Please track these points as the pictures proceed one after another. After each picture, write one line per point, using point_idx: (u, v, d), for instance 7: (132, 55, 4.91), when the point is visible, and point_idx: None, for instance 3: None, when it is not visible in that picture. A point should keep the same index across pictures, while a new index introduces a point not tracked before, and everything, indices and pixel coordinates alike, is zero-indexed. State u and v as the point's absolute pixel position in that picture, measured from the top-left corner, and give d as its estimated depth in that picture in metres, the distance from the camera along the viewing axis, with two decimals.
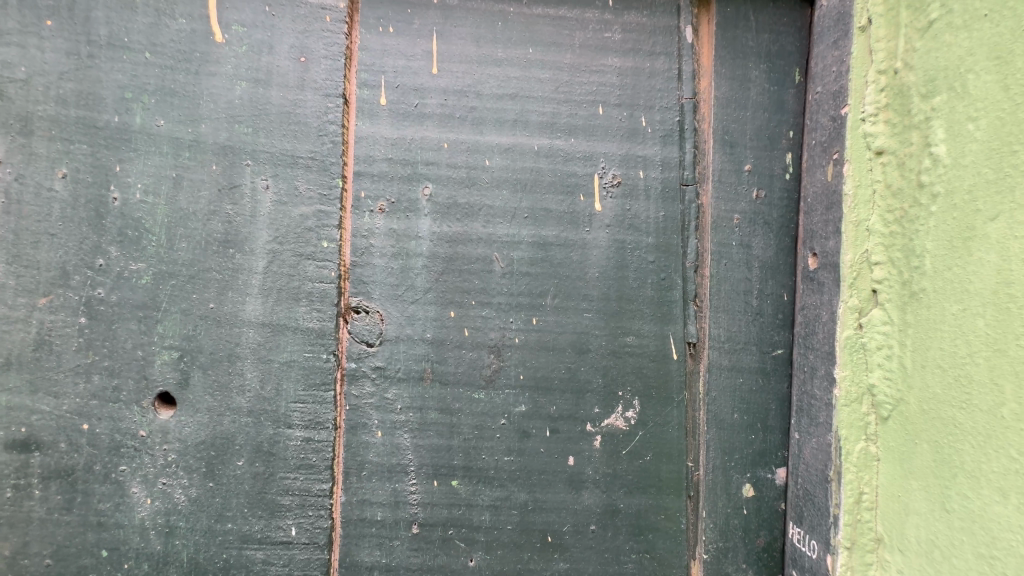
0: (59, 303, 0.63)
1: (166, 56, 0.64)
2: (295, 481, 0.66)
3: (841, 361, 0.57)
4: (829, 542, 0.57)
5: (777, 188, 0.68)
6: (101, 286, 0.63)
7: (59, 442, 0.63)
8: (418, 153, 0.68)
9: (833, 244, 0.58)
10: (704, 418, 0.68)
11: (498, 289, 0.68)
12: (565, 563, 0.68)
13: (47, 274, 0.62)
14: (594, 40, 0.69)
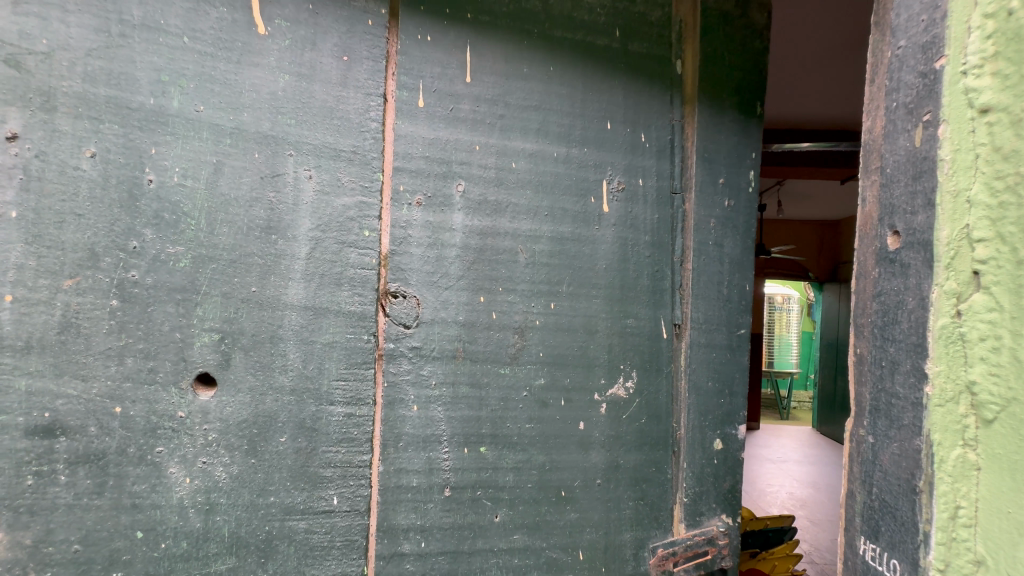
0: (86, 284, 0.59)
1: (205, 44, 0.62)
2: (337, 454, 0.67)
3: (931, 355, 0.47)
4: (914, 565, 0.48)
5: (741, 199, 0.84)
6: (135, 268, 0.61)
7: (87, 426, 0.60)
8: (452, 153, 0.71)
9: (922, 219, 0.48)
10: (685, 386, 0.81)
11: (522, 277, 0.73)
12: (575, 513, 0.76)
13: (73, 255, 0.59)
14: (603, 65, 0.78)
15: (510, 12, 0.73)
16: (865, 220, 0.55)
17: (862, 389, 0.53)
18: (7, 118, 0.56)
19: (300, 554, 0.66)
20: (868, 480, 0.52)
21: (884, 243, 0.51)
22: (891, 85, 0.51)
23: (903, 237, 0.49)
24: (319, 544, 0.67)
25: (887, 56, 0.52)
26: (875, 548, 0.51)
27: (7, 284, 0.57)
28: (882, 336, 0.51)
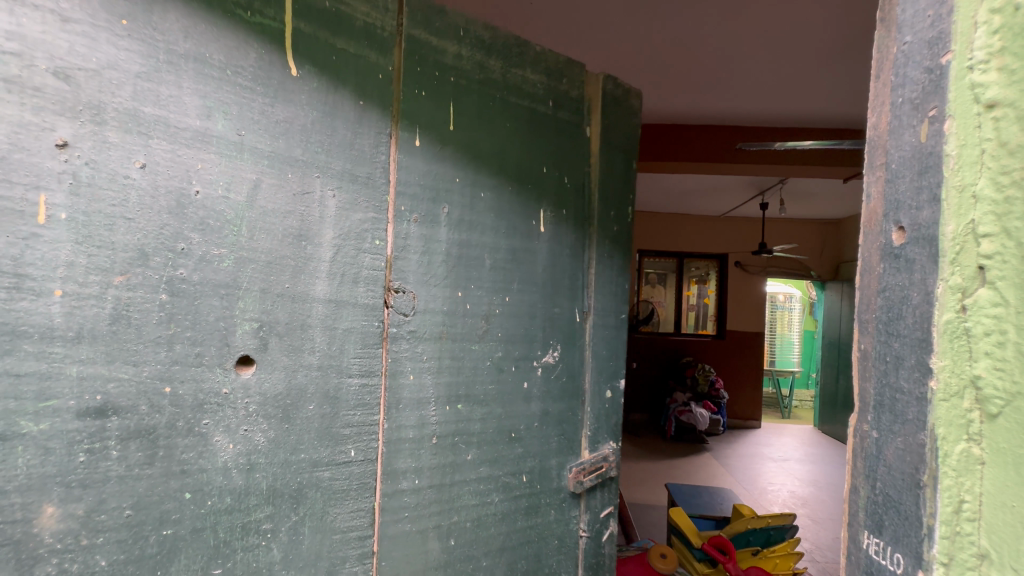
0: (137, 280, 0.64)
1: (247, 80, 0.70)
2: (355, 416, 0.81)
3: (936, 350, 0.46)
4: (919, 559, 0.47)
5: (623, 226, 1.23)
6: (182, 266, 0.67)
7: (138, 405, 0.64)
8: (441, 183, 0.90)
9: (928, 214, 0.47)
10: (589, 353, 1.17)
11: (486, 277, 0.97)
12: (521, 447, 1.04)
13: (124, 254, 0.63)
14: (542, 123, 1.06)
15: (479, 79, 0.96)
16: (867, 217, 0.55)
17: (867, 384, 0.53)
18: (55, 127, 0.59)
19: (325, 498, 0.79)
20: (875, 475, 0.52)
21: (891, 238, 0.50)
22: (898, 80, 0.50)
23: (909, 233, 0.48)
24: (340, 487, 0.80)
25: (890, 54, 0.52)
26: (879, 543, 0.51)
27: (56, 279, 0.60)
28: (887, 332, 0.51)
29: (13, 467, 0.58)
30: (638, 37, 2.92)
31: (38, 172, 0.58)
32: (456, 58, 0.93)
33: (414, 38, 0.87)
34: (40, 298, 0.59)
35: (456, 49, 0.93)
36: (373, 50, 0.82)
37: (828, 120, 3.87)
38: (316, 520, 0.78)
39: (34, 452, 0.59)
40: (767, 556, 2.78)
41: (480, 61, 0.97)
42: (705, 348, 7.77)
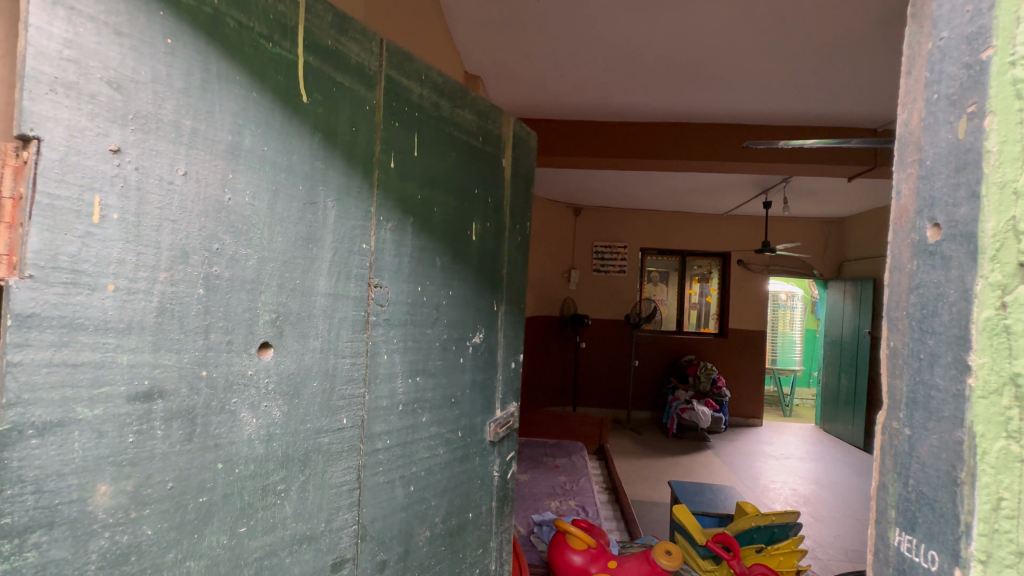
0: (179, 275, 0.67)
1: (265, 103, 0.77)
2: (347, 390, 0.93)
3: (975, 346, 0.46)
4: (955, 556, 0.47)
5: (523, 236, 1.53)
6: (217, 263, 0.72)
7: (181, 388, 0.68)
8: (410, 195, 1.05)
9: (967, 211, 0.47)
10: (505, 336, 1.43)
11: (437, 272, 1.14)
12: (460, 414, 1.25)
13: (167, 253, 0.66)
14: (477, 149, 1.28)
15: (433, 115, 1.13)
16: (899, 214, 0.54)
17: (897, 381, 0.53)
18: (109, 132, 0.61)
19: (324, 460, 0.89)
20: (907, 472, 0.52)
21: (925, 235, 0.50)
22: (934, 76, 0.50)
23: (945, 230, 0.48)
24: (335, 450, 0.91)
25: (925, 51, 0.52)
26: (910, 539, 0.51)
27: (109, 275, 0.61)
28: (920, 330, 0.50)
29: (69, 453, 0.59)
30: (644, 38, 2.92)
31: (92, 174, 0.60)
32: (420, 96, 1.09)
33: (390, 77, 1.01)
34: (93, 292, 0.60)
35: (419, 88, 1.09)
36: (360, 85, 0.94)
37: (828, 120, 3.88)
38: (317, 479, 0.88)
39: (86, 436, 0.60)
40: (771, 553, 2.77)
41: (435, 100, 1.14)
42: (707, 346, 7.78)
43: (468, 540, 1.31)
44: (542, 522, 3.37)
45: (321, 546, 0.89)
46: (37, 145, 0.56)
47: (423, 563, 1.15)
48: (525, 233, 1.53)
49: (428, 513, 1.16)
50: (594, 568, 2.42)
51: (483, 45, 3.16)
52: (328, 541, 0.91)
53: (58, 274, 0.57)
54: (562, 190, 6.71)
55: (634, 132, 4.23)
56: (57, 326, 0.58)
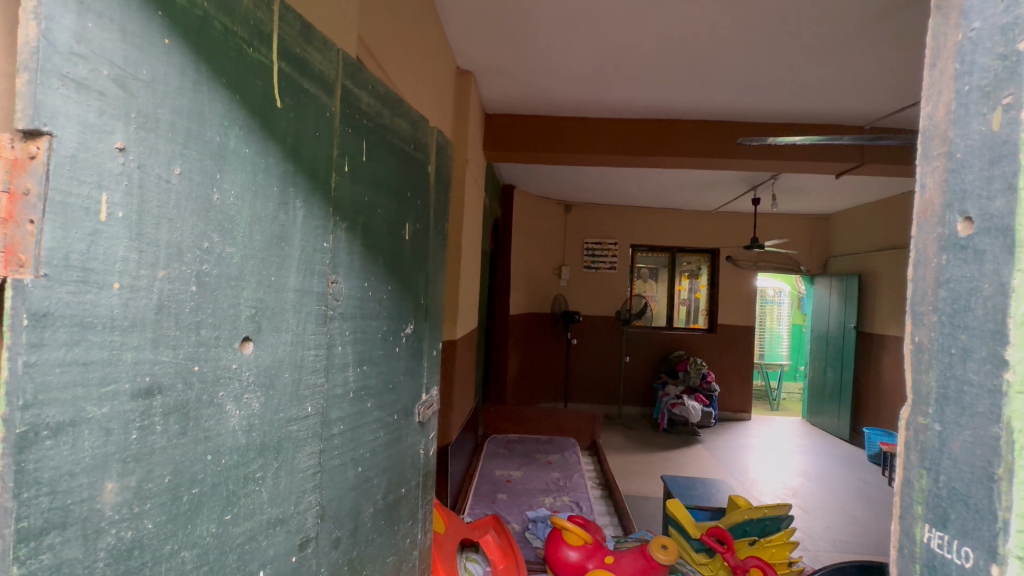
0: (176, 272, 0.65)
1: (247, 109, 0.75)
2: (313, 379, 0.94)
3: (1013, 341, 0.41)
4: (989, 551, 0.42)
5: (442, 233, 1.62)
6: (207, 261, 0.69)
7: (177, 383, 0.66)
8: (360, 195, 1.09)
9: (1003, 204, 0.42)
10: (429, 326, 1.53)
11: (379, 264, 1.18)
12: (397, 402, 1.30)
13: (166, 251, 0.63)
14: (410, 151, 1.33)
15: (377, 125, 1.17)
16: (921, 211, 0.49)
17: (922, 376, 0.47)
18: (114, 130, 0.57)
19: (293, 446, 0.90)
20: (933, 466, 0.46)
21: (955, 229, 0.45)
22: (963, 66, 0.45)
23: (976, 224, 0.43)
24: (301, 436, 0.92)
25: (948, 46, 0.46)
26: (940, 534, 0.46)
27: (115, 273, 0.57)
28: (941, 324, 0.46)
29: (80, 452, 0.55)
30: (639, 34, 2.91)
31: (101, 172, 0.55)
32: (368, 105, 1.12)
33: (345, 85, 1.03)
34: (102, 290, 0.56)
35: (368, 99, 1.12)
36: (323, 93, 0.95)
37: (817, 117, 3.91)
38: (288, 465, 0.89)
39: (96, 434, 0.57)
40: (764, 546, 2.84)
41: (379, 110, 1.17)
42: (697, 342, 7.85)
43: (402, 513, 1.37)
44: (537, 518, 3.36)
45: (291, 529, 0.90)
46: (49, 141, 0.51)
47: (366, 539, 1.18)
48: (442, 231, 1.63)
49: (371, 489, 1.19)
50: (591, 564, 2.43)
51: (476, 40, 3.13)
52: (297, 523, 0.92)
53: (69, 273, 0.53)
54: (553, 187, 6.73)
55: (625, 129, 4.23)
56: (70, 326, 0.53)
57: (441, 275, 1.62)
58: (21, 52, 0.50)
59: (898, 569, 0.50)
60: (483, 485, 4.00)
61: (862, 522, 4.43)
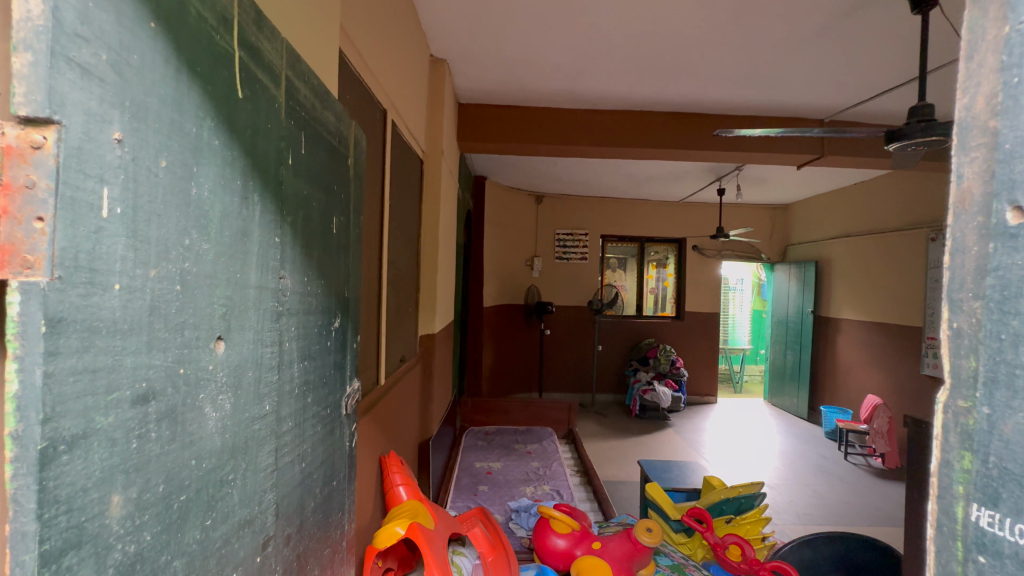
0: (165, 271, 0.56)
1: (214, 103, 0.65)
2: (270, 377, 0.81)
3: None
4: None
5: (360, 217, 1.39)
6: (188, 259, 0.60)
7: (168, 388, 0.57)
8: (302, 176, 0.92)
9: None
10: (354, 323, 1.30)
11: (316, 246, 1.01)
12: (332, 406, 1.12)
13: (157, 249, 0.55)
14: (338, 129, 1.14)
15: (313, 116, 0.99)
16: (956, 201, 0.48)
17: (960, 360, 0.46)
18: (112, 119, 0.49)
19: (258, 449, 0.77)
20: (988, 448, 0.44)
21: (1009, 217, 0.42)
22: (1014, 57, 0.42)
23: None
24: (263, 438, 0.79)
25: (989, 37, 0.45)
26: (994, 515, 0.43)
27: (116, 273, 0.49)
28: (974, 309, 0.45)
29: (91, 465, 0.47)
30: (616, 26, 2.92)
31: (102, 166, 0.48)
32: (307, 98, 0.95)
33: (289, 77, 0.87)
34: (106, 292, 0.48)
35: (305, 88, 0.94)
36: (271, 83, 0.80)
37: (780, 110, 4.06)
38: (253, 464, 0.76)
39: (103, 447, 0.49)
40: (739, 523, 2.97)
41: (314, 102, 0.99)
42: (666, 329, 8.08)
43: (335, 508, 1.15)
44: (520, 508, 3.39)
45: (256, 529, 0.77)
46: (59, 130, 0.44)
47: (309, 537, 0.99)
48: (360, 216, 1.39)
49: (313, 484, 1.00)
50: (579, 551, 2.47)
51: (449, 28, 3.06)
52: (260, 524, 0.78)
53: (77, 275, 0.45)
54: (525, 179, 6.74)
55: (599, 120, 4.25)
56: (80, 331, 0.46)
57: (359, 269, 1.38)
58: (17, 28, 0.42)
59: (934, 544, 0.48)
60: (464, 478, 3.99)
61: (821, 494, 4.72)
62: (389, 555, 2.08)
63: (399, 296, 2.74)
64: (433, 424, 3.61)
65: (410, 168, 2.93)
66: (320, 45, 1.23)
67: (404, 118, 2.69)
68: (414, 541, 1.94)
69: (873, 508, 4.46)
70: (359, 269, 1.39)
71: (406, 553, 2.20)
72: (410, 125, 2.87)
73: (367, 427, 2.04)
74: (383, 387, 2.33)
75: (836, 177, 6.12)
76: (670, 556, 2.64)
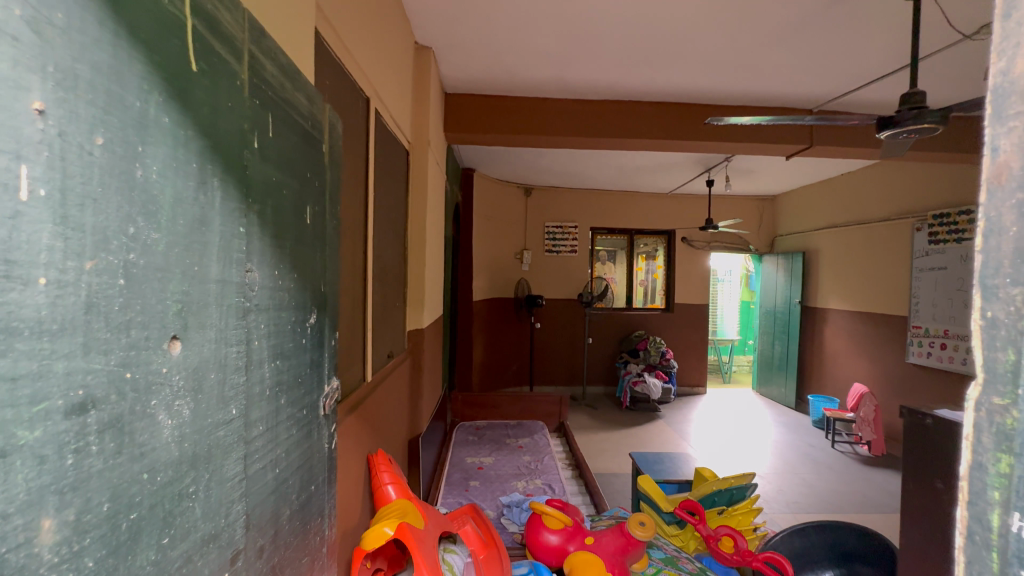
0: (104, 263, 0.49)
1: (163, 76, 0.57)
2: (236, 379, 0.74)
3: None
4: None
5: (338, 208, 1.32)
6: (133, 250, 0.53)
7: (112, 395, 0.51)
8: (269, 162, 0.85)
9: None
10: (333, 319, 1.24)
11: (287, 238, 0.93)
12: (308, 407, 1.05)
13: (93, 237, 0.48)
14: (310, 112, 1.06)
15: (281, 97, 0.91)
16: (991, 175, 0.43)
17: (995, 354, 0.41)
18: (30, 87, 0.42)
19: (223, 458, 0.71)
20: None
21: None
22: None
23: None
24: (229, 444, 0.72)
25: None
26: None
27: (41, 265, 0.43)
28: (1015, 297, 0.40)
29: (13, 488, 0.41)
30: (605, 13, 2.86)
31: (19, 140, 0.41)
32: (274, 77, 0.87)
33: (253, 53, 0.79)
34: (28, 287, 0.42)
35: (271, 67, 0.87)
36: (231, 57, 0.73)
37: (769, 100, 4.03)
38: (217, 474, 0.69)
39: (28, 465, 0.42)
40: (731, 514, 2.97)
41: (282, 82, 0.91)
42: (656, 321, 8.10)
43: (314, 514, 1.09)
44: (512, 503, 3.36)
45: (223, 544, 0.70)
46: None
47: (286, 546, 0.93)
48: (337, 207, 1.32)
49: (289, 490, 0.94)
50: (572, 547, 2.44)
51: (433, 14, 2.96)
52: (227, 538, 0.72)
53: None
54: (513, 171, 6.67)
55: (587, 110, 4.20)
56: None
57: (337, 262, 1.31)
58: None
59: (964, 554, 0.44)
60: (455, 474, 3.95)
61: (809, 483, 4.76)
62: (378, 556, 2.03)
63: (385, 290, 2.67)
64: (422, 420, 3.56)
65: (395, 159, 2.84)
66: (294, 24, 1.16)
67: (388, 107, 2.60)
68: (404, 542, 1.89)
69: (861, 495, 4.51)
70: (338, 263, 1.31)
71: (395, 552, 2.15)
72: (395, 115, 2.78)
73: (354, 427, 1.97)
74: (370, 386, 2.26)
75: (823, 168, 6.14)
76: (663, 548, 2.63)
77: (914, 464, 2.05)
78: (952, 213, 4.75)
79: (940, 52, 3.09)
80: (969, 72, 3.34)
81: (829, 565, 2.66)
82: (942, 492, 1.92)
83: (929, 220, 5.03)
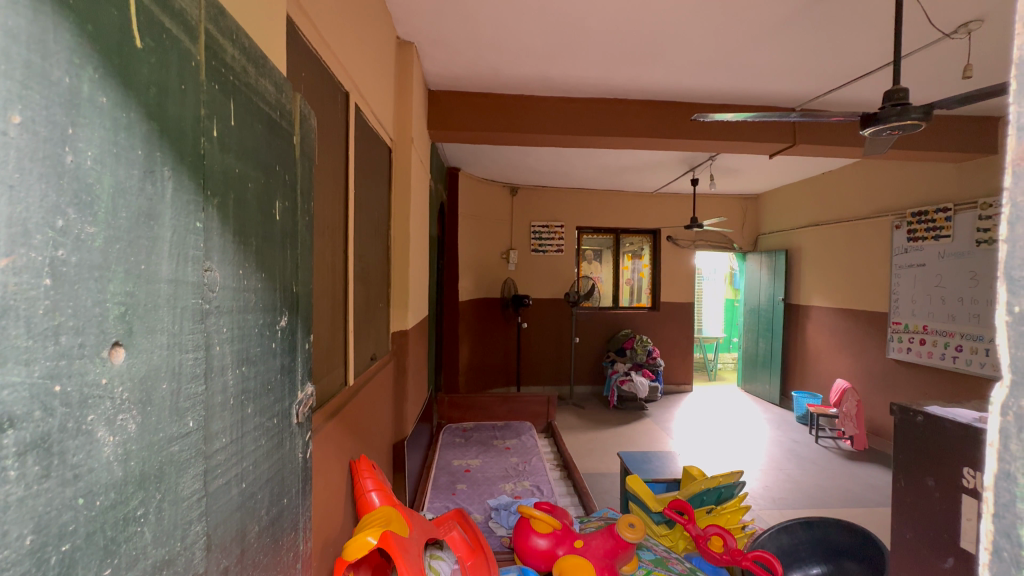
0: (23, 260, 0.43)
1: (96, 48, 0.51)
2: (193, 388, 0.68)
3: None
4: None
5: (312, 203, 1.24)
6: (63, 245, 0.47)
7: (35, 411, 0.44)
8: (229, 153, 0.78)
9: None
10: (306, 319, 1.17)
11: (253, 234, 0.87)
12: (279, 415, 0.99)
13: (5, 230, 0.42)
14: (277, 102, 0.99)
15: (244, 83, 0.84)
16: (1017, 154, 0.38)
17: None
18: None
19: (179, 477, 0.64)
20: None
21: None
22: None
23: None
24: (185, 461, 0.66)
25: None
26: None
27: None
28: None
29: None
30: (590, 10, 2.82)
31: None
32: (233, 59, 0.80)
33: (210, 33, 0.73)
34: None
35: (233, 50, 0.80)
36: (184, 36, 0.66)
37: (753, 98, 4.06)
38: (172, 492, 0.63)
39: None
40: (720, 513, 2.95)
41: (245, 65, 0.85)
42: (643, 320, 8.11)
43: (286, 529, 1.02)
44: (499, 506, 3.30)
45: (178, 569, 0.64)
46: None
47: (254, 565, 0.87)
48: (312, 203, 1.24)
49: (256, 505, 0.87)
50: (561, 551, 2.40)
51: (413, 7, 2.88)
52: (184, 562, 0.65)
53: None
54: (499, 170, 6.61)
55: (573, 107, 4.16)
56: None
57: (311, 261, 1.24)
58: None
59: (990, 572, 0.40)
60: (441, 477, 3.87)
61: (795, 479, 4.79)
62: (362, 565, 1.96)
63: (368, 292, 2.60)
64: (408, 423, 3.47)
65: (377, 155, 2.77)
66: (260, 6, 1.06)
67: (369, 101, 2.52)
68: (387, 551, 1.81)
69: (845, 490, 4.56)
70: (312, 263, 1.23)
71: (379, 561, 2.08)
72: (376, 111, 2.69)
73: (335, 433, 1.90)
74: (351, 390, 2.18)
75: (805, 166, 6.22)
76: (653, 550, 2.61)
77: (905, 460, 2.05)
78: (930, 210, 4.84)
79: (922, 51, 3.12)
80: (949, 70, 3.39)
81: (816, 563, 2.66)
82: (934, 490, 1.92)
83: (908, 218, 5.13)
